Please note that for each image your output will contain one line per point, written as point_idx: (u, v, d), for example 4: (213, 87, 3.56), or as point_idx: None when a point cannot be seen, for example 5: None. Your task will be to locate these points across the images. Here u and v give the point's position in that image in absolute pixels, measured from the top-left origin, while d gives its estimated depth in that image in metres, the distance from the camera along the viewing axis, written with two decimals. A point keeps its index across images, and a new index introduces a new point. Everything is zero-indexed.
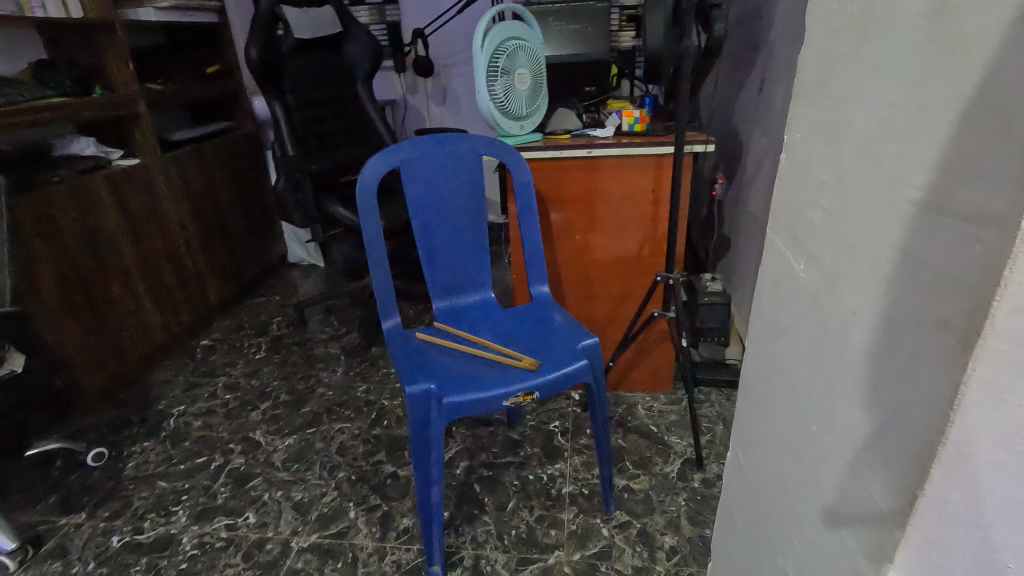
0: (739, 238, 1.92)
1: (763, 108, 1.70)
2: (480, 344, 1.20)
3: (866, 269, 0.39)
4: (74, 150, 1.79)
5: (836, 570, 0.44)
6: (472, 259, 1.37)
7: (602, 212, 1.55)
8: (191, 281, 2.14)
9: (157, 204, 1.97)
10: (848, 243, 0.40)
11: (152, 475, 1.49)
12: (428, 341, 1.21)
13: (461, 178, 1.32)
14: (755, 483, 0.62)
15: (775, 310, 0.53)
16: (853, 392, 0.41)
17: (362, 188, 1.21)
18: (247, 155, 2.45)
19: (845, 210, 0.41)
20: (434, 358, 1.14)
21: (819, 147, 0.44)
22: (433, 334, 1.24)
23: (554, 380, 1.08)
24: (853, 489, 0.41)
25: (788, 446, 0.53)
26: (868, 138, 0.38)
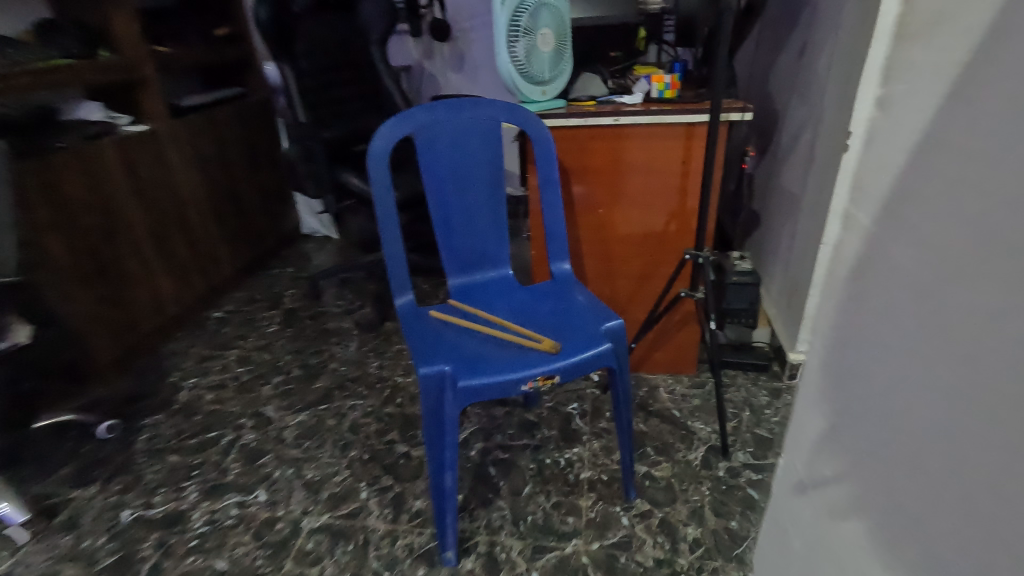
0: (770, 214, 1.82)
1: (803, 74, 1.59)
2: (498, 324, 1.14)
3: (1007, 223, 0.38)
4: (80, 115, 1.73)
5: (954, 543, 0.44)
6: (490, 234, 1.29)
7: (628, 185, 1.46)
8: (204, 251, 2.10)
9: (168, 172, 1.92)
10: (979, 203, 0.40)
11: (163, 449, 1.47)
12: (443, 320, 1.14)
13: (479, 147, 1.23)
14: (821, 477, 0.61)
15: (862, 286, 0.52)
16: (981, 354, 0.41)
17: (374, 156, 1.14)
18: (259, 123, 2.38)
19: (976, 167, 0.40)
20: (449, 338, 1.08)
21: (937, 105, 0.43)
22: (449, 313, 1.18)
23: (576, 365, 1.01)
24: (982, 460, 0.41)
25: (874, 428, 0.52)
26: (1009, 90, 0.37)
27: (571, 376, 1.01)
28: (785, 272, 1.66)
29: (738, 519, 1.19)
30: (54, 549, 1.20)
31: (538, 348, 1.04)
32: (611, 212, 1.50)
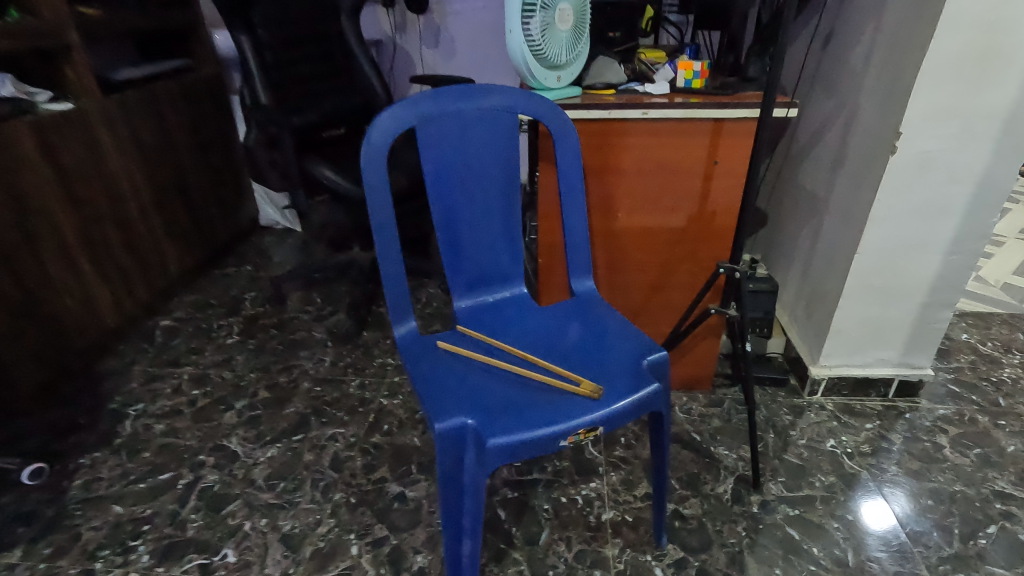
0: (781, 218, 1.70)
1: (825, 67, 1.45)
2: (521, 357, 0.96)
3: None
4: None
5: None
6: (500, 245, 1.11)
7: (648, 187, 1.29)
8: (149, 251, 1.82)
9: (101, 159, 1.63)
10: None
11: (105, 498, 1.23)
12: (455, 352, 0.96)
13: (490, 144, 1.04)
14: None
15: None
16: None
17: (369, 153, 0.93)
18: (210, 101, 2.08)
19: None
20: (467, 377, 0.91)
21: None
22: (460, 343, 1.00)
23: (620, 413, 0.85)
24: None
25: None
26: None
27: (615, 424, 0.85)
28: (804, 281, 1.54)
29: (782, 565, 1.08)
30: None
31: (575, 393, 0.87)
32: (627, 218, 1.33)
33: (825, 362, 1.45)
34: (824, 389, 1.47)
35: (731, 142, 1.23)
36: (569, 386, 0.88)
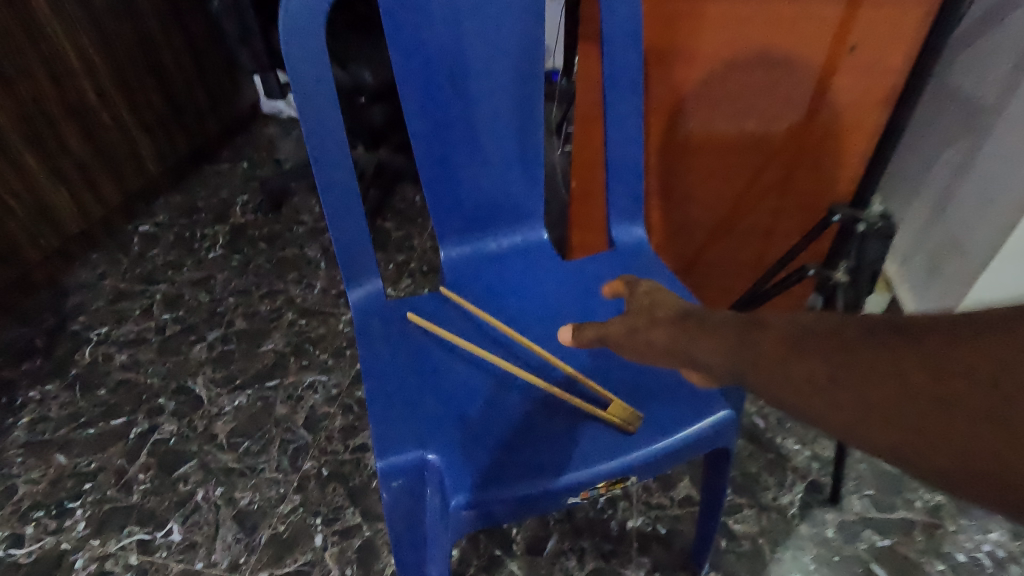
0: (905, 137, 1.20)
1: None
2: (525, 347, 0.68)
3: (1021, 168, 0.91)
4: None
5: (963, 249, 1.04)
6: (512, 174, 0.78)
7: (737, 86, 0.88)
8: (116, 144, 1.54)
9: (33, 25, 1.29)
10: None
11: (48, 444, 1.07)
12: (431, 330, 0.67)
13: (496, 13, 0.69)
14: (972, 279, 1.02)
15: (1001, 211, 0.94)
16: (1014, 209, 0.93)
17: (297, 26, 0.61)
18: None
19: None
20: (442, 376, 0.63)
21: None
22: (441, 314, 0.71)
23: (660, 458, 0.58)
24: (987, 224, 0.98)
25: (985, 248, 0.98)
26: None
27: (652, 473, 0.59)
28: (932, 226, 1.13)
29: None
30: None
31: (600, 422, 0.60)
32: (697, 131, 0.94)
33: None
34: None
35: (873, 18, 0.79)
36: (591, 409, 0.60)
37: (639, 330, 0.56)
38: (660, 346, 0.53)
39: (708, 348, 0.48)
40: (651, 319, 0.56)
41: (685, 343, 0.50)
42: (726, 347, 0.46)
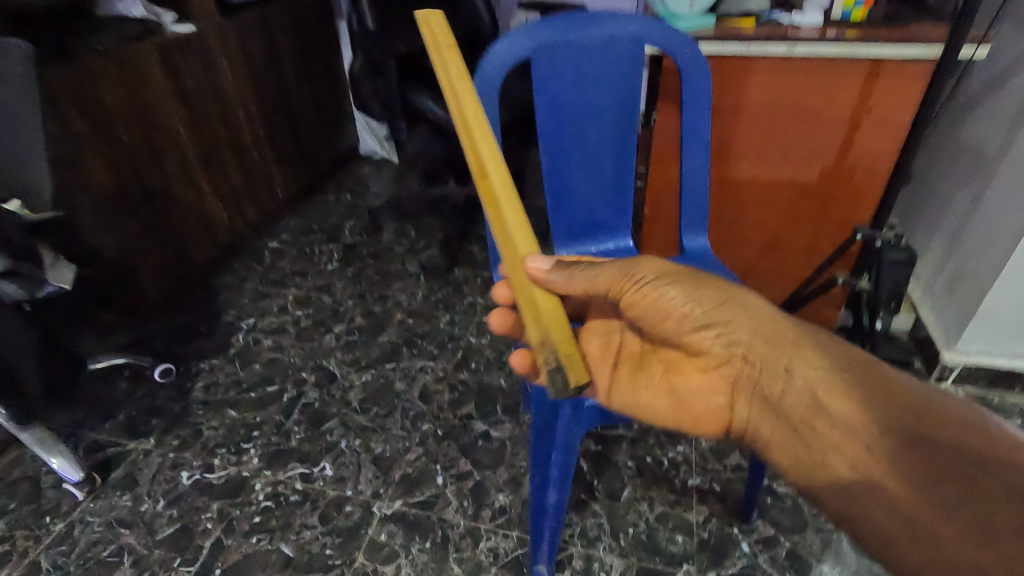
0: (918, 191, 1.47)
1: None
2: None
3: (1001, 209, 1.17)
4: (119, 11, 1.48)
5: (966, 275, 1.26)
6: (609, 197, 1.03)
7: (781, 135, 1.14)
8: (258, 175, 1.89)
9: (217, 82, 1.66)
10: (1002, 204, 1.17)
11: (220, 402, 1.35)
12: None
13: (608, 82, 0.94)
14: (974, 297, 1.24)
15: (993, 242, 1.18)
16: (998, 239, 1.17)
17: (479, 87, 0.87)
18: (317, 26, 2.07)
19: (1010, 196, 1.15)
20: None
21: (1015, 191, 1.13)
22: None
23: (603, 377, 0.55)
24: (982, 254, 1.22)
25: (983, 271, 1.21)
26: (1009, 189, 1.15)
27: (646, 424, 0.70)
28: (945, 258, 1.35)
29: None
30: (112, 510, 1.12)
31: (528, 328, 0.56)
32: (747, 169, 1.19)
33: (964, 348, 1.29)
34: (955, 377, 1.32)
35: (890, 86, 1.05)
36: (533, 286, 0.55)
37: (635, 271, 0.65)
38: (675, 308, 0.64)
39: (777, 354, 0.59)
40: (657, 271, 0.64)
41: (732, 326, 0.62)
42: (791, 362, 0.58)
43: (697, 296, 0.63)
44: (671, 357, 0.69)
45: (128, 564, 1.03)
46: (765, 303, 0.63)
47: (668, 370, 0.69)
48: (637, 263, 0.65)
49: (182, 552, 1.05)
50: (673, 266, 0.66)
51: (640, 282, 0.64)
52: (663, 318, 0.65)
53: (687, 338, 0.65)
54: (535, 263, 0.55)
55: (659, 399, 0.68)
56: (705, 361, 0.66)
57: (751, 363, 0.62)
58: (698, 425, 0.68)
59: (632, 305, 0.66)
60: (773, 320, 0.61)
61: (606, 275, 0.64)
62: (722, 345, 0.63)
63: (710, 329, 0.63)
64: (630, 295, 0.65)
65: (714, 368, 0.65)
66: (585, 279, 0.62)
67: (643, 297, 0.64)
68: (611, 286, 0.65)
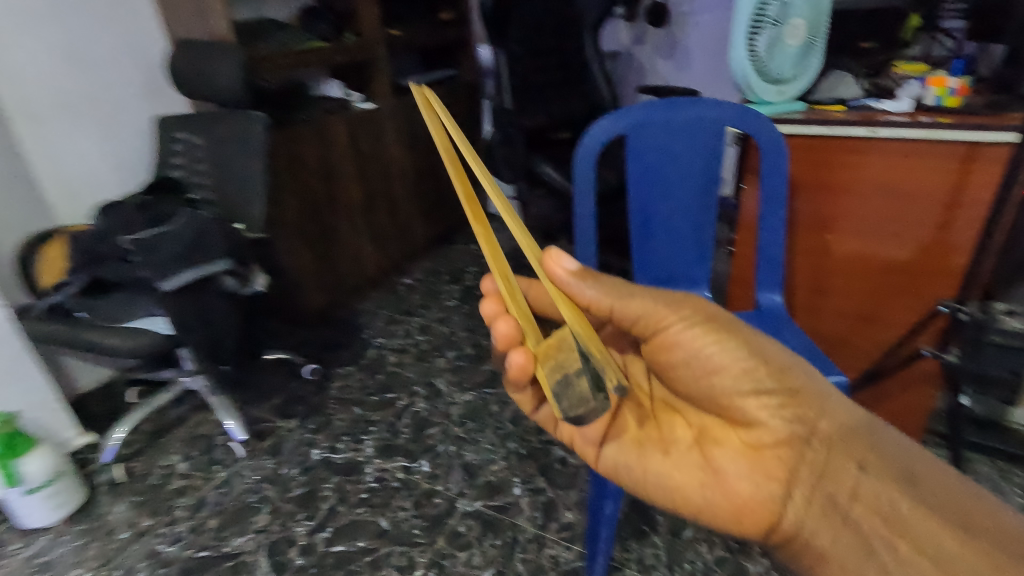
0: None
1: None
2: None
3: None
4: (322, 91, 1.92)
5: None
6: (689, 249, 1.16)
7: (870, 209, 1.19)
8: (404, 221, 2.26)
9: (384, 146, 2.07)
10: None
11: (350, 400, 1.63)
12: None
13: (694, 154, 1.10)
14: None
15: None
16: None
17: (581, 154, 1.08)
18: (467, 105, 2.47)
19: None
20: None
21: None
22: None
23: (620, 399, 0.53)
24: None
25: None
26: None
27: (662, 501, 0.63)
28: None
29: None
30: (260, 469, 1.41)
31: (528, 332, 0.55)
32: (840, 240, 1.25)
33: None
34: None
35: (988, 170, 1.06)
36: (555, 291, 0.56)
37: (677, 304, 0.63)
38: (731, 362, 0.61)
39: (853, 447, 0.55)
40: (706, 317, 0.63)
41: (797, 399, 0.58)
42: (864, 456, 0.54)
43: (760, 357, 0.61)
44: (707, 424, 0.64)
45: (267, 510, 1.29)
46: (834, 391, 0.60)
47: (703, 441, 0.63)
48: (679, 303, 0.64)
49: (305, 509, 1.29)
50: (714, 317, 0.64)
51: (682, 317, 0.63)
52: (713, 370, 0.62)
53: (741, 401, 0.60)
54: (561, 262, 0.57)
55: (690, 471, 0.62)
56: (757, 438, 0.60)
57: (816, 449, 0.56)
58: (739, 522, 0.59)
59: (670, 343, 0.63)
60: (846, 408, 0.58)
61: (643, 304, 0.62)
62: (783, 419, 0.58)
63: (769, 395, 0.59)
64: (674, 330, 0.63)
65: (766, 447, 0.59)
66: (612, 294, 0.60)
67: (696, 337, 0.62)
68: (643, 313, 0.62)
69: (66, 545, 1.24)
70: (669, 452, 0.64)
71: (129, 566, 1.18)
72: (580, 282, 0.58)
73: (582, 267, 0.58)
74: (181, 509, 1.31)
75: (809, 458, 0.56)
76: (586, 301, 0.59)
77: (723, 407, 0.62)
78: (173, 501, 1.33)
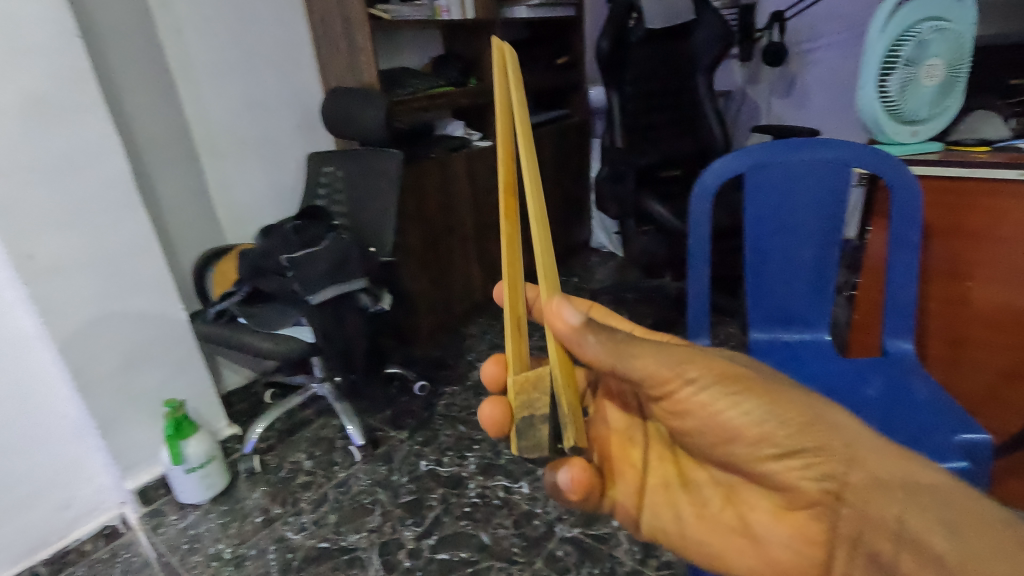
0: None
1: None
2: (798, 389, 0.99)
3: None
4: (447, 131, 2.11)
5: None
6: (808, 292, 1.13)
7: (1018, 257, 1.10)
8: (511, 252, 2.37)
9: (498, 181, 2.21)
10: None
11: (455, 418, 1.73)
12: None
13: (815, 194, 1.09)
14: None
15: None
16: None
17: (698, 191, 1.10)
18: (576, 143, 2.58)
19: None
20: None
21: None
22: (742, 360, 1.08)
23: (585, 471, 0.61)
24: None
25: None
26: None
27: (708, 562, 0.68)
28: None
29: None
30: (374, 473, 1.53)
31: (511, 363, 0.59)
32: (983, 289, 1.16)
33: None
34: None
35: None
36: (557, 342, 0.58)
37: (682, 369, 0.59)
38: (749, 429, 0.59)
39: (883, 501, 0.53)
40: (722, 379, 0.59)
41: (822, 458, 0.56)
42: (900, 508, 0.52)
43: (780, 419, 0.58)
44: (735, 482, 0.67)
45: (379, 512, 1.39)
46: (861, 423, 0.57)
47: (735, 499, 0.67)
48: (684, 361, 0.59)
49: (413, 515, 1.38)
50: (720, 371, 0.60)
51: (690, 382, 0.60)
52: (733, 438, 0.61)
53: (766, 465, 0.61)
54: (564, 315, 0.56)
55: (728, 536, 0.66)
56: (789, 497, 0.62)
57: (851, 507, 0.56)
58: None
59: (685, 409, 0.62)
60: (874, 449, 0.55)
61: (648, 368, 0.58)
62: (812, 480, 0.58)
63: (790, 459, 0.59)
64: (687, 399, 0.61)
65: (798, 509, 0.62)
66: (614, 354, 0.57)
67: (705, 405, 0.60)
68: (648, 381, 0.60)
69: (212, 522, 1.42)
70: (704, 513, 0.68)
71: (262, 548, 1.32)
72: (583, 337, 0.56)
73: (584, 321, 0.56)
74: (306, 502, 1.45)
75: (843, 517, 0.57)
76: (586, 355, 0.58)
77: (751, 471, 0.63)
78: (299, 494, 1.47)
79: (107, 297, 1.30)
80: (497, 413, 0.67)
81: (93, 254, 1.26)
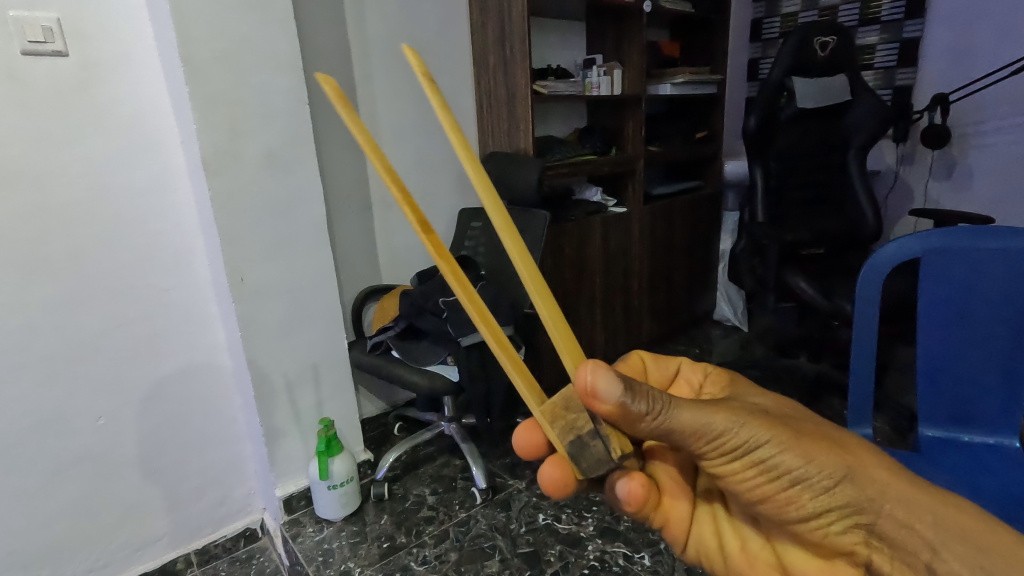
0: None
1: None
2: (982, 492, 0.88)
3: None
4: (585, 196, 2.21)
5: None
6: (993, 390, 1.03)
7: None
8: (633, 316, 2.37)
9: (628, 245, 2.25)
10: None
11: None
12: (905, 457, 0.98)
13: (1005, 283, 1.02)
14: None
15: None
16: None
17: (869, 269, 1.07)
18: (707, 214, 2.58)
19: None
20: None
21: None
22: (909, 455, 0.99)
23: (643, 485, 0.62)
24: None
25: None
26: None
27: None
28: None
29: None
30: (493, 519, 1.55)
31: (529, 400, 0.61)
32: None
33: None
34: None
35: None
36: (571, 358, 0.59)
37: (717, 436, 0.59)
38: (779, 492, 0.59)
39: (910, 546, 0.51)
40: (758, 441, 0.58)
41: (848, 514, 0.55)
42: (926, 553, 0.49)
43: (813, 480, 0.56)
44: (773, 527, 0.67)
45: (498, 559, 1.41)
46: (893, 469, 0.55)
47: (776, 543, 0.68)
48: (715, 423, 0.59)
49: (532, 567, 1.38)
50: (753, 434, 0.58)
51: (729, 451, 0.59)
52: (765, 498, 0.61)
53: (798, 525, 0.60)
54: (601, 382, 0.56)
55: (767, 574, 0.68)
56: (824, 549, 0.61)
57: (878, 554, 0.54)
58: None
59: (718, 471, 0.61)
60: (905, 494, 0.52)
61: (683, 433, 0.59)
62: (840, 533, 0.57)
63: (821, 518, 0.57)
64: (722, 465, 0.60)
65: (836, 560, 0.60)
66: (652, 425, 0.58)
67: (740, 471, 0.60)
68: (685, 444, 0.61)
69: (343, 540, 1.51)
70: (745, 548, 0.71)
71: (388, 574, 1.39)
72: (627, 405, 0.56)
73: (623, 388, 0.56)
74: (428, 536, 1.50)
75: (875, 563, 0.55)
76: (633, 425, 0.58)
77: (786, 527, 0.62)
78: (422, 528, 1.53)
79: (290, 321, 1.49)
80: (558, 472, 0.63)
81: (288, 284, 1.47)
